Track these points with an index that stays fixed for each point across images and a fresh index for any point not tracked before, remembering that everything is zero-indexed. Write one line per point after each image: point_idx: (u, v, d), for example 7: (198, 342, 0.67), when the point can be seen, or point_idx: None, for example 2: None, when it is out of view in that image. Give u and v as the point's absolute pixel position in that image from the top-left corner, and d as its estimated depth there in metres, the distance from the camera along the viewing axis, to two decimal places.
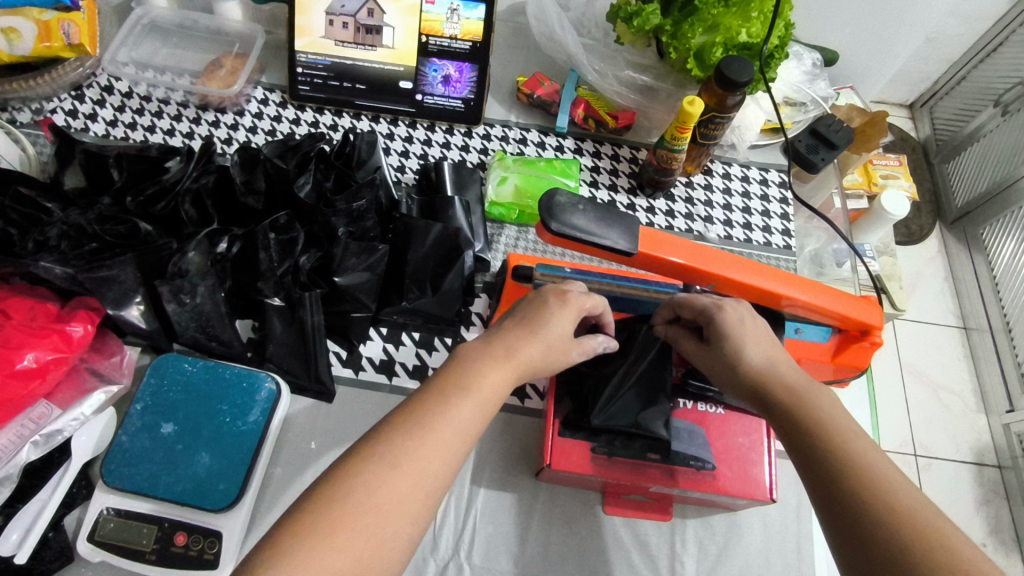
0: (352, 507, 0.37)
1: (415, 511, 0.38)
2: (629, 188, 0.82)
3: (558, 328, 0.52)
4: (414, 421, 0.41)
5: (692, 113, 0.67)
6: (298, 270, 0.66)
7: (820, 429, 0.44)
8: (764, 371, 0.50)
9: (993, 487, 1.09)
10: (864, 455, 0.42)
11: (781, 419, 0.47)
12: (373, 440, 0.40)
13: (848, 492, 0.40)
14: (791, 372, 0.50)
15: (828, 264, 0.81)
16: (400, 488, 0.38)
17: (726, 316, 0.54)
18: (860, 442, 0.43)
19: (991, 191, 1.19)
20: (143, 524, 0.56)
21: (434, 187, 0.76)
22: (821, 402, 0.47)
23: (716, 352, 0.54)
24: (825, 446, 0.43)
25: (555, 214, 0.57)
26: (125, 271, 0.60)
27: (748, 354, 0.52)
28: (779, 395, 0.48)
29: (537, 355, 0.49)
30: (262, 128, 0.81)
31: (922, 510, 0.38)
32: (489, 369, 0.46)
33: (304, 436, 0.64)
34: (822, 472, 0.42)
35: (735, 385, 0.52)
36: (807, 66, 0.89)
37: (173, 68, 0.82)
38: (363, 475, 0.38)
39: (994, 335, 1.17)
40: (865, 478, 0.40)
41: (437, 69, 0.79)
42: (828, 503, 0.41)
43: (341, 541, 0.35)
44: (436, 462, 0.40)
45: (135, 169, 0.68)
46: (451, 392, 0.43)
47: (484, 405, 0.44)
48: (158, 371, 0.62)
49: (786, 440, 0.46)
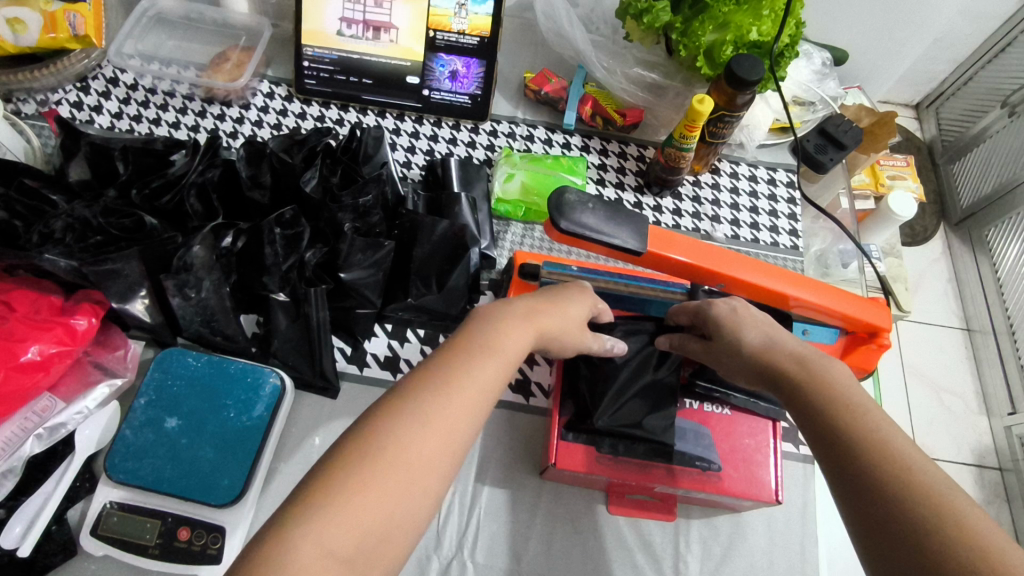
0: (381, 466, 0.36)
1: (440, 470, 0.38)
2: (636, 186, 0.82)
3: (569, 303, 0.52)
4: (443, 380, 0.40)
5: (701, 111, 0.66)
6: (304, 265, 0.65)
7: (834, 405, 0.44)
8: (770, 351, 0.51)
9: (993, 488, 1.09)
10: (877, 428, 0.42)
11: (792, 397, 0.47)
12: (402, 398, 0.39)
13: (862, 463, 0.40)
14: (799, 348, 0.50)
15: (834, 265, 0.81)
16: (430, 444, 0.37)
17: (716, 307, 0.55)
18: (873, 416, 0.43)
19: (996, 192, 1.18)
20: (146, 518, 0.56)
21: (440, 183, 0.75)
22: (833, 377, 0.46)
23: (717, 342, 0.55)
24: (838, 419, 0.43)
25: (564, 212, 0.56)
26: (129, 264, 0.59)
27: (755, 335, 0.52)
28: (791, 371, 0.48)
29: (552, 325, 0.49)
30: (268, 122, 0.80)
31: (933, 480, 0.38)
32: (512, 333, 0.45)
33: (308, 432, 0.64)
34: (834, 447, 0.42)
35: (741, 368, 0.53)
36: (817, 65, 0.88)
37: (178, 61, 0.82)
38: (392, 432, 0.37)
39: (997, 337, 1.16)
40: (876, 448, 0.40)
41: (445, 64, 0.79)
42: (843, 475, 0.41)
43: (370, 497, 0.35)
44: (463, 423, 0.39)
45: (140, 162, 0.68)
46: (477, 353, 0.43)
47: (506, 367, 0.43)
48: (162, 365, 0.61)
49: (800, 416, 0.46)
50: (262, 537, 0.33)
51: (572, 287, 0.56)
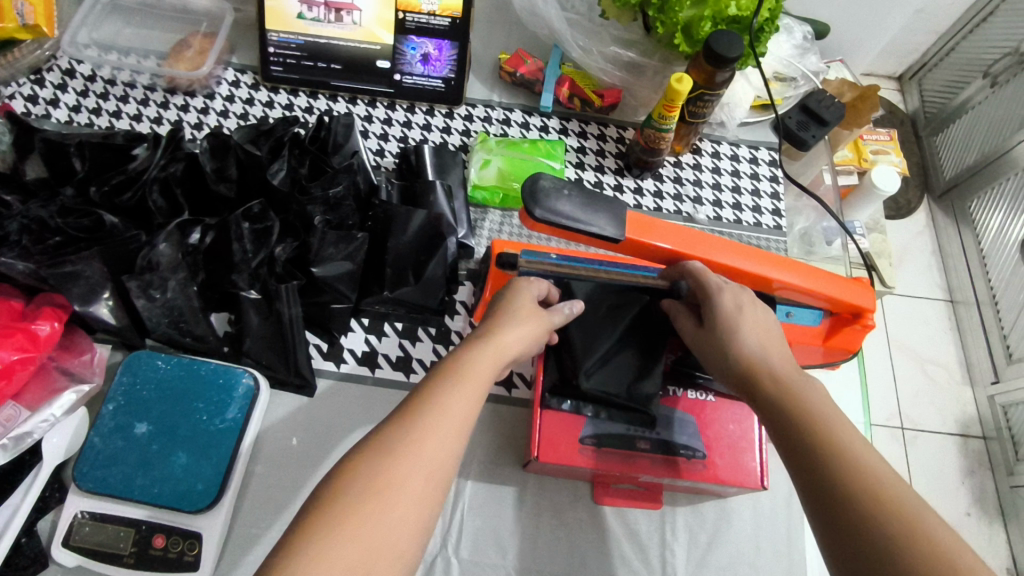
0: (357, 501, 0.38)
1: (419, 496, 0.40)
2: (616, 169, 0.80)
3: (526, 302, 0.53)
4: (409, 415, 0.43)
5: (680, 90, 0.65)
6: (274, 261, 0.63)
7: (807, 420, 0.43)
8: (751, 356, 0.49)
9: (977, 457, 1.10)
10: (849, 446, 0.41)
11: (767, 407, 0.46)
12: (372, 439, 0.42)
13: (835, 482, 0.39)
14: (775, 357, 0.49)
15: (818, 243, 0.80)
16: (403, 476, 0.40)
17: (721, 304, 0.53)
18: (844, 432, 0.42)
19: (979, 163, 1.18)
20: (119, 527, 0.55)
21: (414, 172, 0.73)
22: (805, 390, 0.45)
23: (709, 333, 0.53)
24: (811, 435, 0.42)
25: (539, 200, 0.54)
26: (91, 266, 0.58)
27: (741, 337, 0.50)
28: (765, 383, 0.47)
29: (512, 330, 0.50)
30: (234, 112, 0.77)
31: (906, 502, 0.37)
32: (472, 354, 0.47)
33: (285, 433, 0.62)
34: (808, 465, 0.41)
35: (724, 367, 0.51)
36: (798, 39, 0.85)
37: (138, 50, 0.79)
38: (363, 469, 0.40)
39: (980, 309, 1.17)
40: (850, 468, 0.40)
41: (416, 47, 0.76)
42: (814, 494, 0.40)
43: (350, 533, 0.37)
44: (434, 447, 0.41)
45: (98, 158, 0.65)
46: (441, 382, 0.45)
47: (471, 387, 0.45)
48: (130, 369, 0.59)
49: (772, 427, 0.45)
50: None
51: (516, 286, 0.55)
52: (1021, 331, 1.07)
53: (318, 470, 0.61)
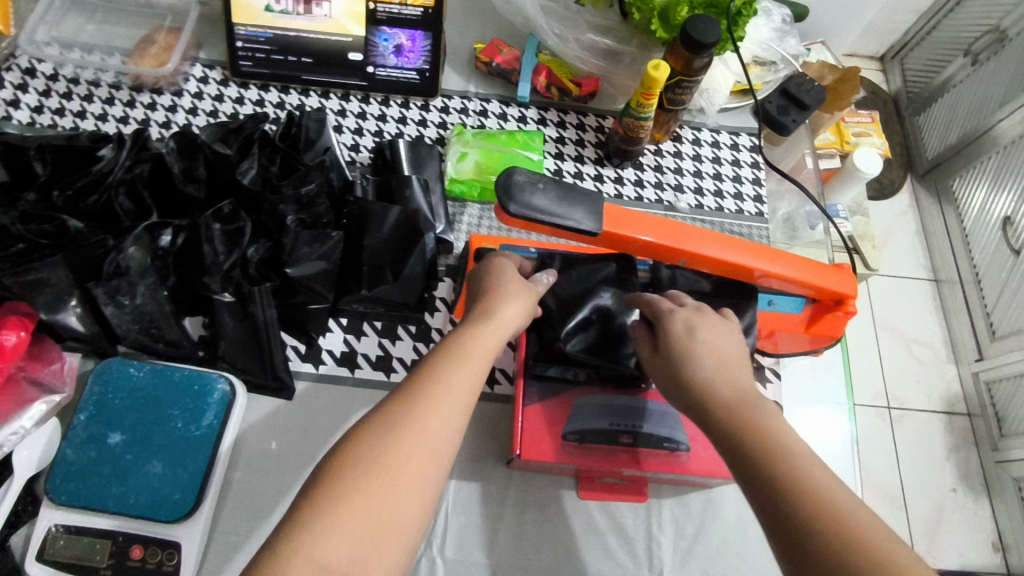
0: (363, 476, 0.38)
1: (425, 471, 0.39)
2: (596, 158, 0.79)
3: (513, 275, 0.54)
4: (412, 391, 0.42)
5: (656, 78, 0.64)
6: (246, 262, 0.62)
7: (769, 454, 0.41)
8: (709, 385, 0.46)
9: (962, 434, 1.10)
10: (814, 482, 0.39)
11: (726, 441, 0.43)
12: (374, 416, 0.41)
13: (804, 525, 0.37)
14: (731, 384, 0.46)
15: (801, 227, 0.79)
16: (410, 451, 0.39)
17: (673, 330, 0.50)
18: (810, 467, 0.40)
19: (962, 141, 1.18)
20: (94, 539, 0.54)
21: (389, 166, 0.71)
22: (766, 422, 0.43)
23: (661, 356, 0.50)
24: (773, 471, 0.40)
25: (513, 194, 0.53)
26: (56, 273, 0.55)
27: (694, 361, 0.48)
28: (723, 415, 0.44)
29: (510, 305, 0.51)
30: (203, 108, 0.75)
31: (879, 542, 0.36)
32: (473, 330, 0.47)
33: (264, 437, 0.61)
34: (773, 506, 0.39)
35: (680, 397, 0.48)
36: (776, 22, 0.84)
37: (101, 47, 0.76)
38: (368, 445, 0.39)
39: (964, 287, 1.17)
40: (818, 508, 0.38)
41: (388, 38, 0.74)
42: (783, 537, 0.38)
43: (357, 507, 0.37)
44: (439, 421, 0.41)
45: (61, 161, 0.63)
46: (443, 359, 0.45)
47: (474, 362, 0.45)
48: (101, 378, 0.58)
49: (729, 460, 0.42)
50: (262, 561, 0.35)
51: (492, 265, 0.55)
52: (1003, 308, 1.08)
53: (299, 474, 0.60)
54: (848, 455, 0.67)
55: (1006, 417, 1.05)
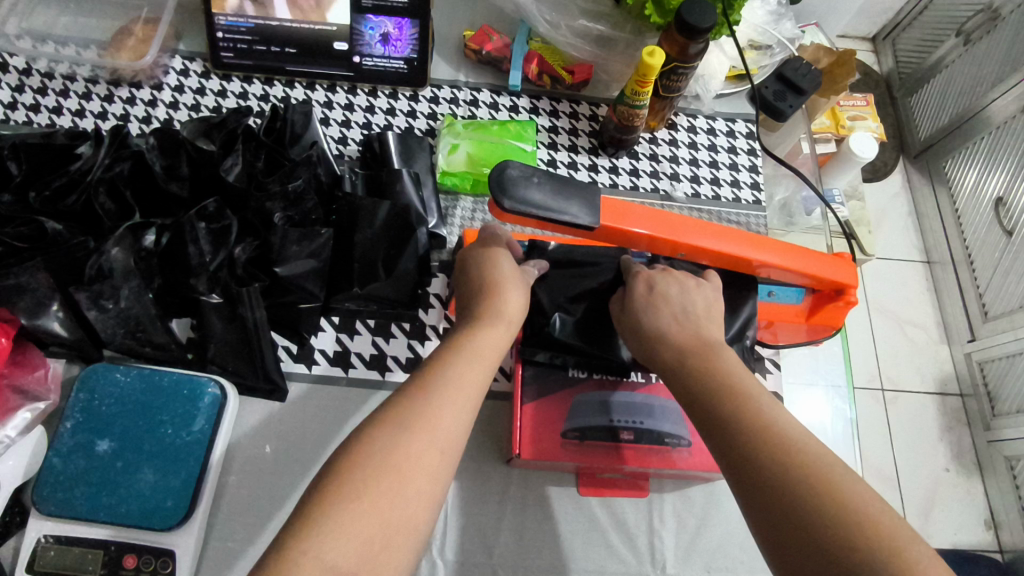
0: (374, 474, 0.37)
1: (435, 472, 0.39)
2: (591, 148, 0.77)
3: (511, 271, 0.53)
4: (418, 388, 0.42)
5: (652, 65, 0.62)
6: (234, 262, 0.60)
7: (719, 392, 0.44)
8: (666, 337, 0.51)
9: (956, 415, 1.11)
10: (759, 412, 0.42)
11: (684, 387, 0.47)
12: (381, 412, 0.40)
13: (748, 448, 0.40)
14: (688, 336, 0.50)
15: (798, 213, 0.78)
16: (421, 451, 0.38)
17: (636, 288, 0.55)
18: (757, 400, 0.43)
19: (953, 123, 1.17)
20: (87, 549, 0.53)
21: (378, 159, 0.70)
22: (720, 366, 0.47)
23: (626, 317, 0.55)
24: (723, 405, 0.43)
25: (507, 189, 0.51)
26: (34, 278, 0.54)
27: (653, 317, 0.52)
28: (682, 364, 0.48)
29: (511, 308, 0.50)
30: (184, 102, 0.73)
31: (815, 457, 0.39)
32: (475, 333, 0.47)
33: (257, 441, 0.60)
34: (722, 434, 0.42)
35: (642, 349, 0.52)
36: (772, 4, 0.82)
37: (76, 39, 0.73)
38: (378, 441, 0.38)
39: (956, 267, 1.17)
40: (762, 431, 0.41)
41: (375, 27, 0.71)
42: (731, 460, 0.41)
43: (367, 507, 0.35)
44: (447, 418, 0.40)
45: (36, 159, 0.60)
46: (448, 358, 0.44)
47: (479, 365, 0.45)
48: (87, 384, 0.56)
49: (688, 402, 0.46)
50: (268, 560, 0.33)
51: (489, 257, 0.54)
52: (995, 288, 1.08)
53: (294, 478, 0.59)
54: (847, 438, 0.66)
55: (998, 397, 1.05)
